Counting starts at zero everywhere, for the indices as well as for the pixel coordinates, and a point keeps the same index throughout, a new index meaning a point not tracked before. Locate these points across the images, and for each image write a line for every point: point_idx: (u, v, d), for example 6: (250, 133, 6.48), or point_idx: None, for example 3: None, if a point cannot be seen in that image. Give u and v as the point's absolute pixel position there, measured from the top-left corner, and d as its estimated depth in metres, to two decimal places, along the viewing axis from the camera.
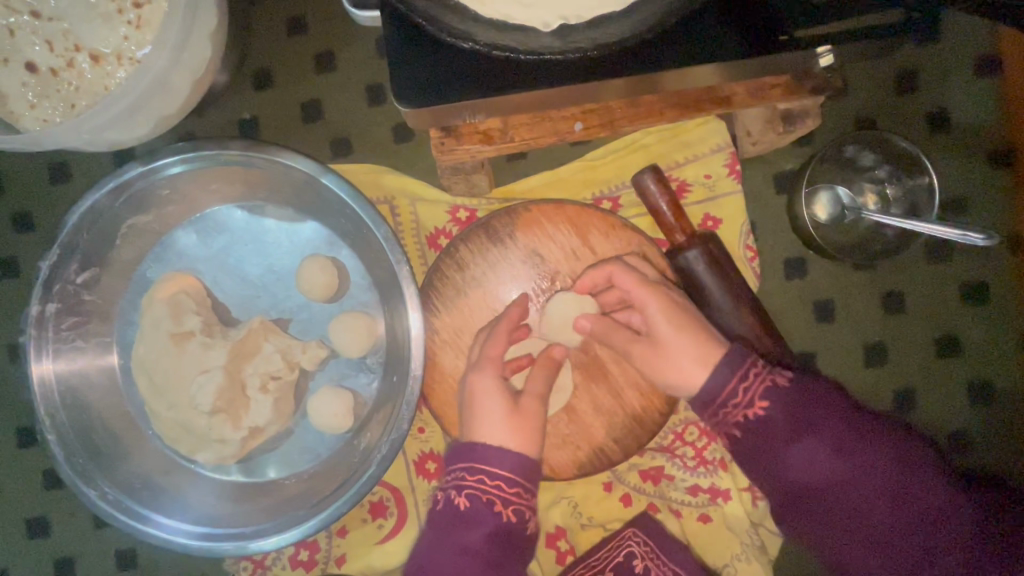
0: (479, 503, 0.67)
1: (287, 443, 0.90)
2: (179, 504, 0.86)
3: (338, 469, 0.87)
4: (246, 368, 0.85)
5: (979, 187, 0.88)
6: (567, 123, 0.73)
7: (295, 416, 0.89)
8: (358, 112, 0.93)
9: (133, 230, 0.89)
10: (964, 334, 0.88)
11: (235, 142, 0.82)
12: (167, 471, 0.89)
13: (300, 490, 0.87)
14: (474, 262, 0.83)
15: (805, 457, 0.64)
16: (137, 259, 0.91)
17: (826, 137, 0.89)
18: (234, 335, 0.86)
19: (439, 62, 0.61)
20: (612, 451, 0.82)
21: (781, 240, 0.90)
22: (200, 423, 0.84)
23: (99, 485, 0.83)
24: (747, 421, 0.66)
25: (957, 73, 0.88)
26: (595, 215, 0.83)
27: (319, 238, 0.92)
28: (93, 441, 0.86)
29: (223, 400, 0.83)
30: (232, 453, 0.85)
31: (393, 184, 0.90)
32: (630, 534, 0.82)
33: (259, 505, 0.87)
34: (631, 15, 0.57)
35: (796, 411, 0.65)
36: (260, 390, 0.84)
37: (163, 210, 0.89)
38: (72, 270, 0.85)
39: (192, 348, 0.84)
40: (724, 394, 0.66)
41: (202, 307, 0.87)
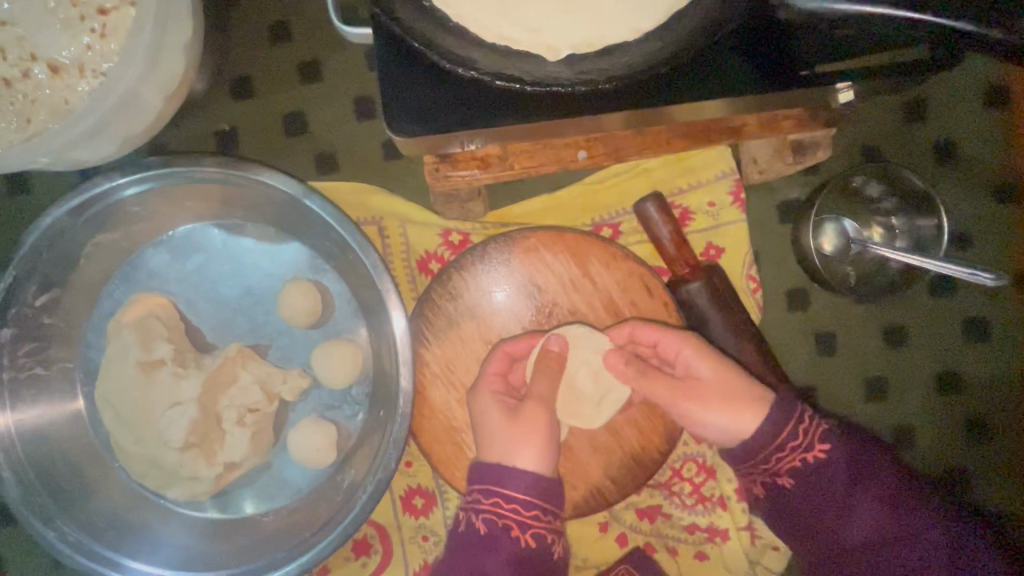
0: (496, 528, 0.64)
1: (265, 477, 0.84)
2: (149, 543, 0.81)
3: (321, 506, 0.82)
4: (221, 400, 0.79)
5: (984, 220, 0.86)
6: (570, 151, 0.68)
7: (273, 449, 0.84)
8: (345, 127, 0.87)
9: (97, 249, 0.82)
10: (966, 369, 0.87)
11: (211, 158, 0.77)
12: (134, 507, 0.84)
13: (279, 528, 0.83)
14: (467, 290, 0.79)
15: (858, 506, 0.65)
16: (103, 278, 0.84)
17: (832, 165, 0.86)
18: (209, 363, 0.80)
19: (436, 87, 0.56)
20: (609, 491, 0.79)
21: (784, 270, 0.88)
22: (171, 459, 0.78)
23: (60, 526, 0.77)
24: (802, 467, 0.67)
25: (964, 102, 0.86)
26: (596, 244, 0.79)
27: (302, 260, 0.87)
28: (53, 477, 0.80)
29: (196, 435, 0.78)
30: (205, 490, 0.80)
31: (382, 205, 0.85)
32: (621, 571, 0.81)
33: (236, 543, 0.82)
34: (643, 48, 0.54)
35: (852, 460, 0.67)
36: (237, 424, 0.79)
37: (130, 227, 0.83)
38: (30, 292, 0.78)
39: (162, 378, 0.78)
40: (774, 442, 0.67)
41: (174, 333, 0.81)
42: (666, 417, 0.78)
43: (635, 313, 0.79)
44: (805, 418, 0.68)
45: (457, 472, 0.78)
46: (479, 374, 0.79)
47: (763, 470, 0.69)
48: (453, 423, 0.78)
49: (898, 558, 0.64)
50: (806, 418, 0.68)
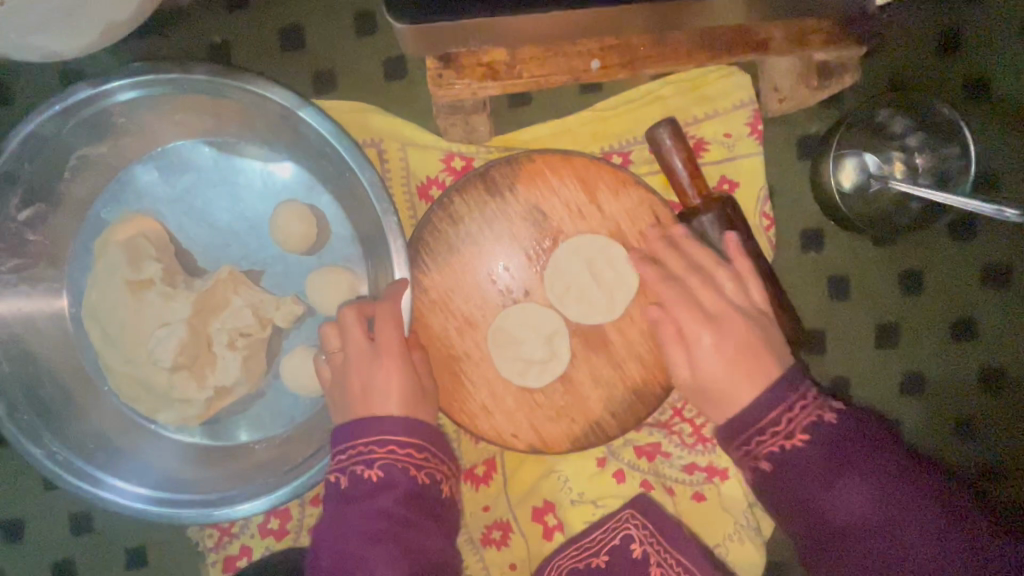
0: (393, 471, 0.63)
1: (258, 405, 0.82)
2: (138, 465, 0.79)
3: (314, 435, 0.80)
4: (213, 322, 0.77)
5: (1013, 161, 0.82)
6: (583, 60, 0.64)
7: (265, 376, 0.81)
8: (345, 43, 0.82)
9: (84, 163, 0.79)
10: (981, 317, 0.84)
11: (200, 66, 0.72)
12: (125, 430, 0.82)
13: (272, 456, 0.81)
14: (470, 215, 0.75)
15: (840, 492, 0.57)
16: (91, 197, 0.81)
17: (856, 99, 0.82)
18: (200, 285, 0.78)
19: None
20: (609, 426, 0.77)
21: (800, 209, 0.84)
22: (161, 381, 0.77)
23: (48, 444, 0.76)
24: (780, 454, 0.60)
25: (1003, 34, 0.81)
26: (606, 170, 0.75)
27: (298, 183, 0.83)
28: (41, 397, 0.78)
29: (186, 357, 0.75)
30: (196, 414, 0.79)
31: (382, 126, 0.81)
32: (625, 516, 0.79)
33: (226, 470, 0.80)
34: None
35: (835, 445, 0.59)
36: (228, 346, 0.77)
37: (118, 141, 0.80)
38: (13, 205, 0.75)
39: (151, 298, 0.76)
40: (767, 416, 0.62)
41: (163, 253, 0.78)
42: None
43: (643, 244, 0.76)
44: (798, 401, 0.61)
45: (453, 403, 0.76)
46: (479, 302, 0.76)
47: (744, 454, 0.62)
48: (451, 352, 0.76)
49: (887, 547, 0.55)
50: (797, 398, 0.62)
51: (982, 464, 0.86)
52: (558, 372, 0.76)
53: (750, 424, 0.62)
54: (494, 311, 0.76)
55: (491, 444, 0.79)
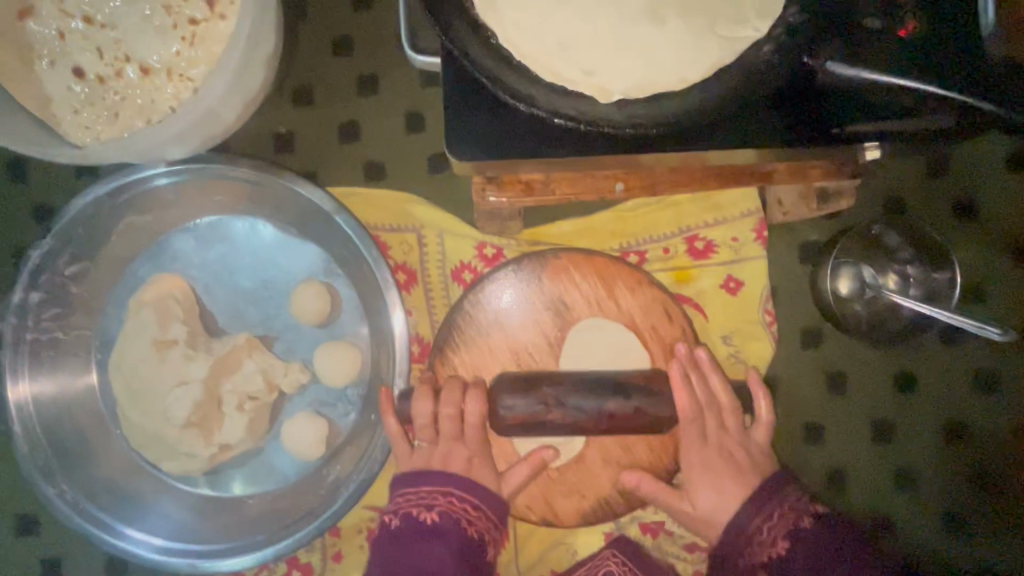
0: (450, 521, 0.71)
1: (255, 460, 0.89)
2: (140, 511, 0.86)
3: (305, 496, 0.88)
4: (225, 384, 0.85)
5: (996, 278, 0.90)
6: (609, 182, 0.73)
7: (265, 436, 0.88)
8: (395, 139, 0.92)
9: (129, 229, 0.89)
10: (968, 420, 0.90)
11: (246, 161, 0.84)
12: (134, 474, 0.89)
13: (263, 512, 0.88)
14: (500, 303, 0.83)
15: (795, 570, 0.67)
16: (129, 256, 0.90)
17: (854, 214, 0.91)
18: (217, 350, 0.86)
19: (495, 118, 0.60)
20: (617, 504, 0.83)
21: (800, 308, 0.92)
22: (171, 434, 0.84)
23: (59, 483, 0.83)
24: (770, 564, 0.69)
25: (987, 163, 0.90)
26: (623, 269, 0.83)
27: (318, 264, 0.91)
28: (60, 437, 0.86)
29: (198, 414, 0.83)
30: (198, 468, 0.85)
31: (423, 215, 0.90)
32: (607, 555, 0.83)
33: (221, 522, 0.87)
34: (684, 101, 0.59)
35: (815, 557, 0.67)
36: (237, 408, 0.85)
37: (163, 211, 0.89)
38: (61, 262, 0.85)
39: (174, 357, 0.84)
40: (743, 526, 0.71)
41: (189, 317, 0.86)
42: (677, 438, 0.82)
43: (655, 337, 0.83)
44: (778, 508, 0.71)
45: None
46: None
47: (741, 566, 0.71)
48: None
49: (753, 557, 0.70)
50: (780, 508, 0.71)
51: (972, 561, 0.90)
52: (571, 451, 0.82)
53: (736, 539, 0.71)
54: None
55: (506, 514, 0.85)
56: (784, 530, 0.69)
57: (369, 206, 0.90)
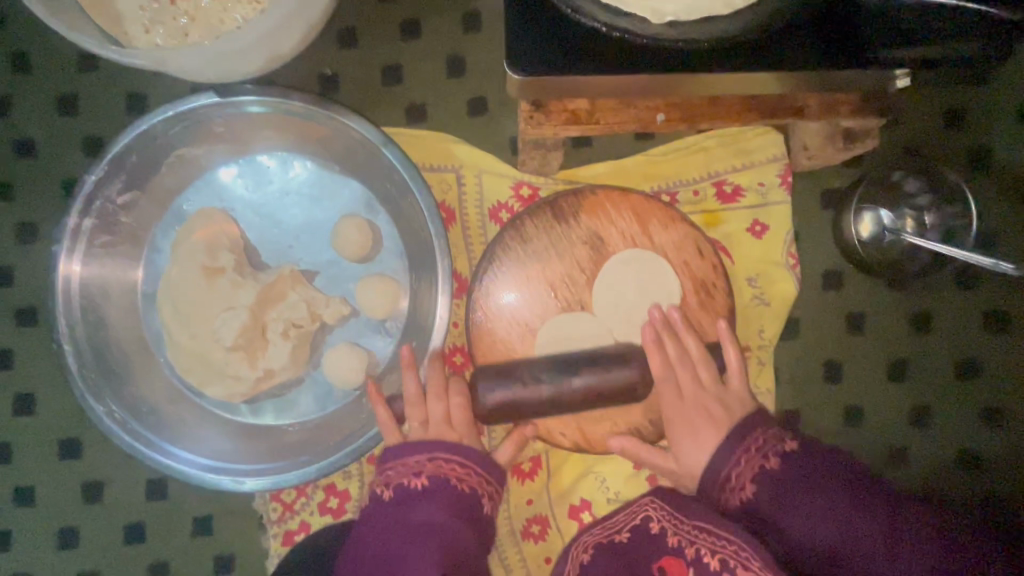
0: (438, 482, 0.73)
1: (296, 390, 0.92)
2: (183, 434, 0.89)
3: (344, 423, 0.90)
4: (270, 312, 0.88)
5: (1009, 226, 0.94)
6: (650, 112, 0.77)
7: (307, 365, 0.91)
8: (436, 82, 0.96)
9: (180, 161, 0.92)
10: (982, 360, 0.94)
11: (299, 95, 0.85)
12: (177, 400, 0.91)
13: (303, 438, 0.90)
14: (538, 237, 0.86)
15: (796, 525, 0.68)
16: (177, 190, 0.93)
17: (875, 162, 0.95)
18: (264, 278, 0.89)
19: (553, 34, 0.64)
20: (647, 431, 0.86)
21: (822, 253, 0.96)
22: (218, 358, 0.86)
23: (107, 403, 0.85)
24: (741, 505, 0.72)
25: (1002, 115, 0.94)
26: (657, 207, 0.87)
27: (360, 200, 0.94)
28: (107, 360, 0.89)
29: (244, 339, 0.86)
30: (242, 392, 0.88)
31: (463, 155, 0.93)
32: (646, 500, 0.77)
33: (262, 446, 0.90)
34: (734, 19, 0.62)
35: (783, 489, 0.70)
36: (281, 335, 0.87)
37: (212, 146, 0.92)
38: (115, 189, 0.87)
39: (222, 284, 0.86)
40: (726, 471, 0.74)
41: (236, 247, 0.89)
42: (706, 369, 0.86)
43: (687, 271, 0.87)
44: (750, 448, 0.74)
45: None
46: (540, 312, 0.86)
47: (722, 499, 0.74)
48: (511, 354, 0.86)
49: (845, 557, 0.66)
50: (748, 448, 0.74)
51: (983, 495, 0.94)
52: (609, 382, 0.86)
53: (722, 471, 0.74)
54: (552, 320, 0.86)
55: (541, 441, 0.88)
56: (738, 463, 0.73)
57: (410, 145, 0.94)
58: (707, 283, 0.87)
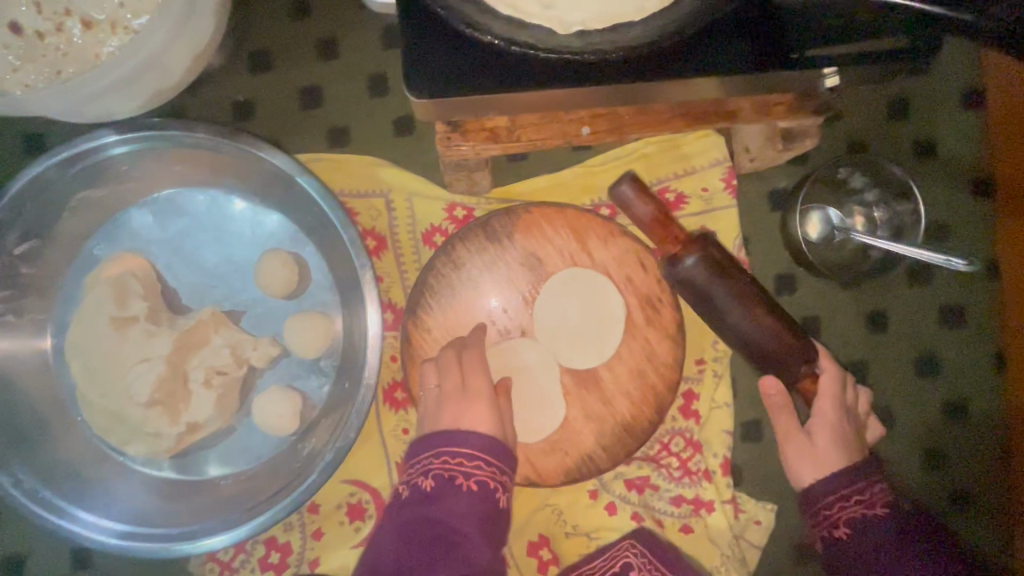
0: (444, 482, 0.66)
1: (227, 440, 0.86)
2: (102, 499, 0.82)
3: (279, 473, 0.84)
4: (191, 360, 0.81)
5: (959, 216, 0.91)
6: (574, 126, 0.72)
7: (237, 413, 0.85)
8: (358, 103, 0.90)
9: (83, 204, 0.85)
10: (942, 355, 0.91)
11: (204, 127, 0.80)
12: (97, 460, 0.85)
13: (237, 492, 0.84)
14: (471, 261, 0.81)
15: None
16: (85, 235, 0.86)
17: (820, 159, 0.92)
18: (181, 324, 0.82)
19: (455, 52, 0.59)
20: (600, 459, 0.82)
21: (773, 257, 0.92)
22: (134, 414, 0.80)
23: (15, 472, 0.78)
24: (855, 524, 0.72)
25: (945, 102, 0.91)
26: (595, 221, 0.82)
27: (284, 232, 0.89)
28: (16, 424, 0.81)
29: (162, 393, 0.80)
30: (165, 449, 0.81)
31: (391, 178, 0.88)
32: (625, 546, 0.82)
33: (193, 505, 0.83)
34: (646, 25, 0.58)
35: (881, 549, 0.70)
36: (204, 384, 0.81)
37: (118, 186, 0.85)
38: (10, 241, 0.80)
39: (134, 334, 0.80)
40: (837, 490, 0.73)
41: (150, 293, 0.82)
42: (657, 388, 0.82)
43: (631, 287, 0.82)
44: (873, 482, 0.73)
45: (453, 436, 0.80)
46: (480, 340, 0.81)
47: (826, 520, 0.73)
48: None
49: None
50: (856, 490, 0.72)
51: (953, 494, 0.91)
52: (557, 410, 0.81)
53: (829, 495, 0.73)
54: (492, 349, 0.81)
55: None
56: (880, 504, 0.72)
57: (333, 171, 0.88)
58: (652, 298, 0.82)
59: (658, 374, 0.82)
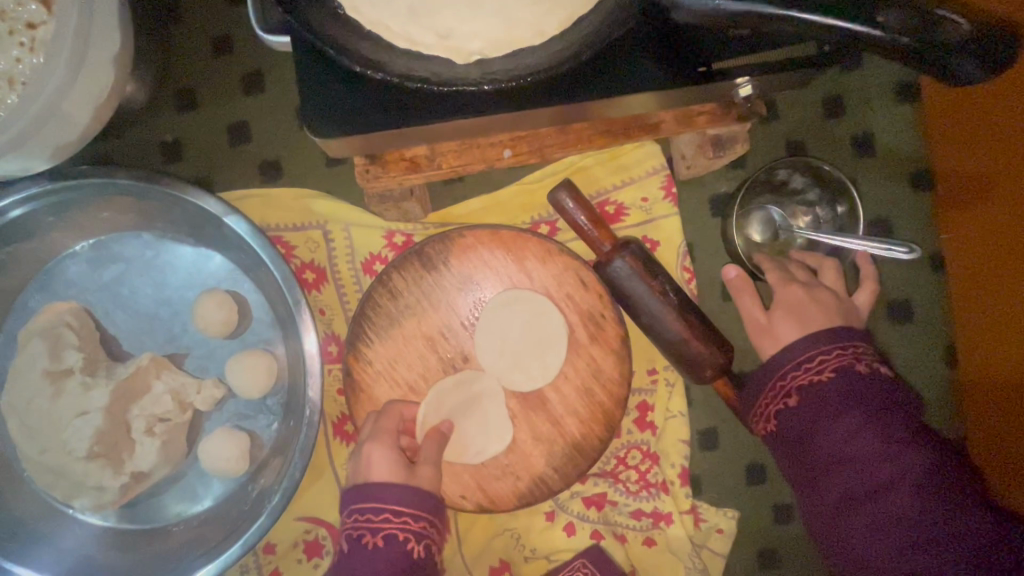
0: (354, 541, 0.67)
1: (176, 486, 0.85)
2: (53, 555, 0.81)
3: (231, 515, 0.83)
4: (132, 409, 0.80)
5: (901, 209, 0.91)
6: (495, 150, 0.71)
7: (185, 457, 0.84)
8: (289, 135, 0.89)
9: (12, 258, 0.82)
10: (893, 351, 0.91)
11: (126, 173, 0.78)
12: (44, 516, 0.83)
13: (188, 539, 0.83)
14: (409, 290, 0.80)
15: (836, 429, 0.66)
16: (18, 287, 0.85)
17: (759, 161, 0.91)
18: (120, 374, 0.80)
19: (355, 88, 0.58)
20: (552, 480, 0.81)
21: (718, 262, 0.92)
22: (75, 470, 0.78)
23: None
24: (809, 386, 0.70)
25: (880, 96, 0.91)
26: (532, 241, 0.81)
27: (222, 271, 0.88)
28: None
29: (103, 445, 0.78)
30: (111, 501, 0.80)
31: (326, 209, 0.87)
32: (579, 566, 0.83)
33: (144, 554, 0.82)
34: (546, 50, 0.57)
35: (849, 397, 0.67)
36: (146, 432, 0.80)
37: (47, 236, 0.84)
38: None
39: (70, 388, 0.78)
40: (802, 353, 0.71)
41: (85, 343, 0.81)
42: (606, 405, 0.81)
43: (572, 305, 0.82)
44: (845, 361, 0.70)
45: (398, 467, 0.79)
46: (423, 370, 0.80)
47: (778, 387, 0.72)
48: None
49: (862, 484, 0.64)
50: (839, 350, 0.71)
51: None
52: (504, 435, 0.80)
53: (784, 363, 0.71)
54: (436, 377, 0.80)
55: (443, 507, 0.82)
56: (835, 366, 0.70)
57: (266, 206, 0.87)
58: (594, 315, 0.81)
59: (606, 390, 0.81)
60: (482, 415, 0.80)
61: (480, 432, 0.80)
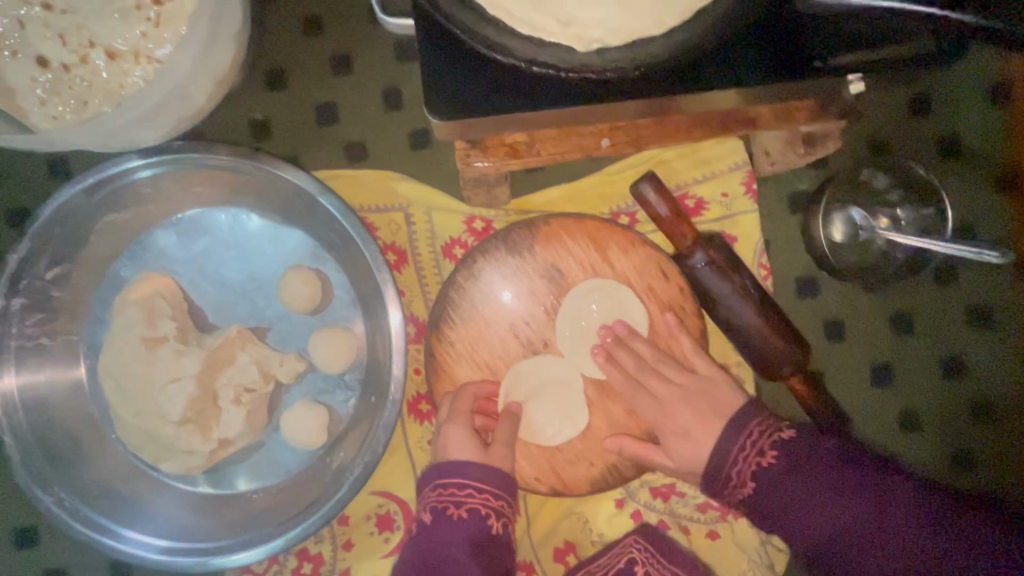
0: (438, 512, 0.71)
1: (256, 455, 0.88)
2: (141, 515, 0.84)
3: (311, 485, 0.86)
4: (220, 378, 0.82)
5: (986, 215, 0.90)
6: (593, 139, 0.72)
7: (266, 428, 0.87)
8: (374, 119, 0.91)
9: (110, 228, 0.86)
10: (969, 357, 0.90)
11: (226, 148, 0.82)
12: (132, 477, 0.87)
13: (268, 506, 0.86)
14: (492, 274, 0.82)
15: (763, 478, 0.67)
16: (113, 256, 0.88)
17: (841, 162, 0.90)
18: (210, 343, 0.84)
19: (476, 73, 0.60)
20: (626, 469, 0.82)
21: (795, 260, 0.91)
22: (167, 433, 0.81)
23: (56, 491, 0.80)
24: (760, 472, 0.68)
25: (968, 98, 0.90)
26: (616, 232, 0.82)
27: (305, 249, 0.90)
28: (54, 445, 0.83)
29: (194, 410, 0.81)
30: (198, 465, 0.83)
31: (409, 192, 0.88)
32: (630, 542, 0.82)
33: (226, 519, 0.85)
34: (666, 38, 0.57)
35: (789, 458, 0.67)
36: (233, 402, 0.82)
37: (142, 208, 0.87)
38: (41, 265, 0.82)
39: (164, 354, 0.81)
40: (731, 447, 0.70)
41: (177, 313, 0.84)
42: None
43: (652, 297, 0.82)
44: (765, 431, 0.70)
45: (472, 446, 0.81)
46: (502, 354, 0.82)
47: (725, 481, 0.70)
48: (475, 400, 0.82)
49: (818, 531, 0.64)
50: (758, 427, 0.70)
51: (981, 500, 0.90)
52: (581, 420, 0.81)
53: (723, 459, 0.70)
54: (515, 362, 0.82)
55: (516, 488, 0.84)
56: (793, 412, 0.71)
57: (351, 187, 0.89)
58: (674, 307, 0.82)
59: None
60: (558, 398, 0.81)
61: (557, 415, 0.81)
